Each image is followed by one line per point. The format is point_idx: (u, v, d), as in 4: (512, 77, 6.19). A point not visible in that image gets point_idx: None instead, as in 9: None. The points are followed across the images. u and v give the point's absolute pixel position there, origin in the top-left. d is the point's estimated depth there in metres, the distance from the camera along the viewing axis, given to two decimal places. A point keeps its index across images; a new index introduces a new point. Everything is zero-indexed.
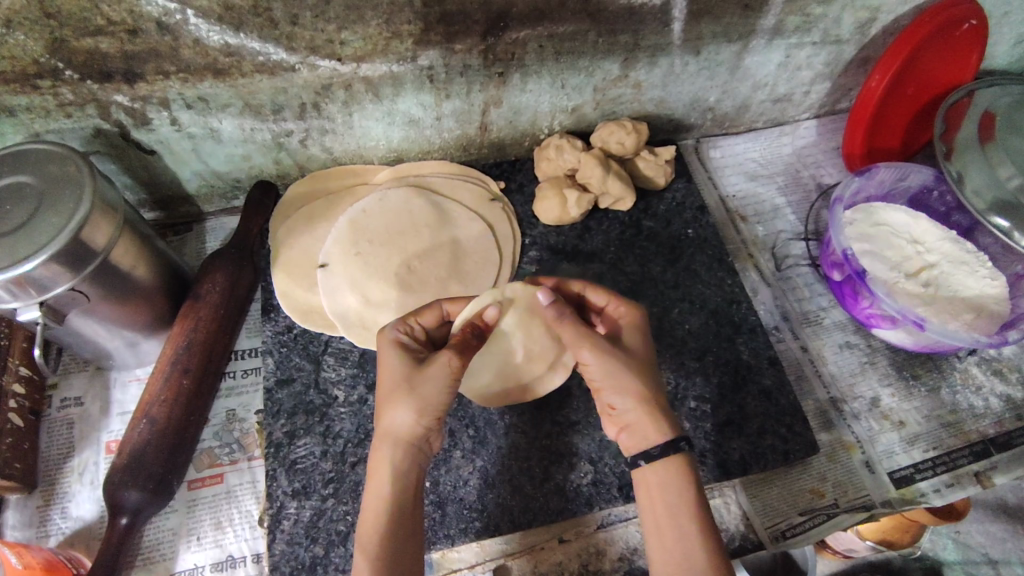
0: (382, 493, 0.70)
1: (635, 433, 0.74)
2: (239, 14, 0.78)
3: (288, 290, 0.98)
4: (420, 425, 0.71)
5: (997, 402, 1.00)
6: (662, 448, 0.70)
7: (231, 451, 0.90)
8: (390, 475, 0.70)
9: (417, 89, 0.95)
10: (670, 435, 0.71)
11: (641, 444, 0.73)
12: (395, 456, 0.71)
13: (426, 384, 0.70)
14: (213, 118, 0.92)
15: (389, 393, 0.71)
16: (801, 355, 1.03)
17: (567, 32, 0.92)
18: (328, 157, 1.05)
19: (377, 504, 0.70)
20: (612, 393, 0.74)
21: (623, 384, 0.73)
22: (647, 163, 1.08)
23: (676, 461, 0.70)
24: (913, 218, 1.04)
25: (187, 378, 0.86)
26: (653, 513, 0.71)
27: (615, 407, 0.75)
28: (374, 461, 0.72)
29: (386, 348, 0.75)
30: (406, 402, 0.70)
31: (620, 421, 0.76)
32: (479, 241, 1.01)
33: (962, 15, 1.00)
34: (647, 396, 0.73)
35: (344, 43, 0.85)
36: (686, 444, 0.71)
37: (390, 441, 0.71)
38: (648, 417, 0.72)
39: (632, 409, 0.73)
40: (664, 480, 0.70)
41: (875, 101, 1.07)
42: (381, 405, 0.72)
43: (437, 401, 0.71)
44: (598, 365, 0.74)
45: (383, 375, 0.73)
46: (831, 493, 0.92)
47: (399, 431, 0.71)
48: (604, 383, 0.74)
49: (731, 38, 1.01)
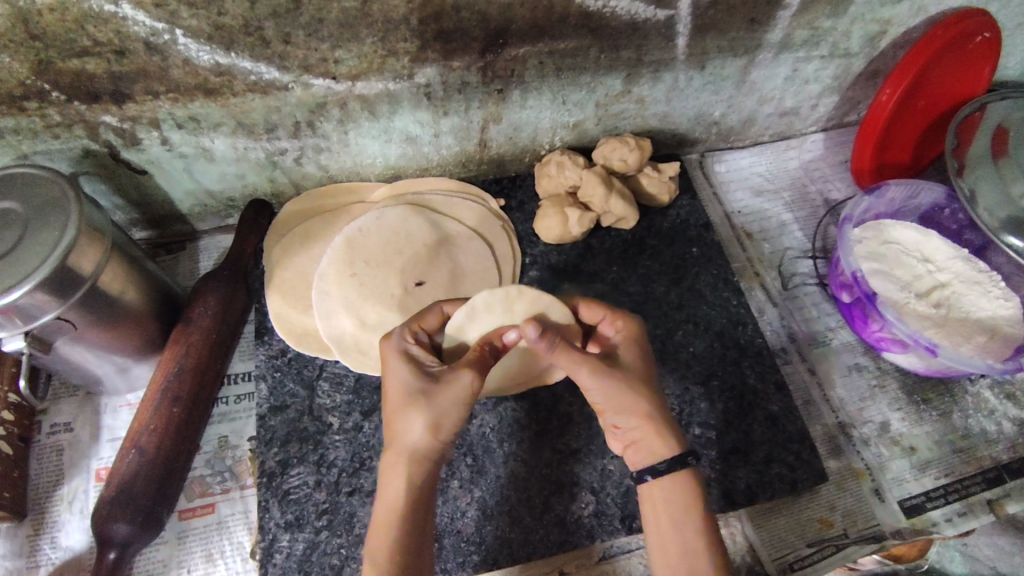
0: (394, 504, 0.68)
1: (642, 448, 0.72)
2: (229, 33, 0.76)
3: (281, 313, 0.95)
4: (434, 442, 0.70)
5: (1010, 427, 0.97)
6: (669, 464, 0.69)
7: (223, 480, 0.88)
8: (403, 490, 0.68)
9: (414, 106, 0.93)
10: (679, 450, 0.70)
11: (647, 460, 0.72)
12: (408, 470, 0.69)
13: (443, 401, 0.69)
14: (205, 138, 0.89)
15: (399, 407, 0.70)
16: (808, 378, 1.00)
17: (567, 48, 0.90)
18: (324, 175, 1.03)
19: (388, 519, 0.68)
20: (615, 413, 0.73)
21: (628, 404, 0.72)
22: (650, 180, 1.05)
23: (684, 478, 0.70)
24: (924, 236, 1.02)
25: (177, 407, 0.83)
26: (657, 527, 0.70)
27: (618, 425, 0.74)
28: (385, 472, 0.70)
29: (391, 357, 0.73)
30: (420, 417, 0.69)
31: (624, 438, 0.74)
32: (478, 261, 0.98)
33: (974, 29, 0.98)
34: (653, 413, 0.72)
35: (338, 61, 0.83)
36: (693, 459, 0.70)
37: (404, 456, 0.69)
38: (655, 434, 0.71)
39: (637, 426, 0.72)
40: (671, 495, 0.69)
41: (885, 116, 1.04)
42: (393, 418, 0.70)
43: (450, 418, 0.70)
44: (599, 385, 0.72)
45: (388, 385, 0.72)
46: (840, 523, 0.89)
47: (413, 445, 0.69)
48: (608, 404, 0.73)
49: (736, 52, 0.98)
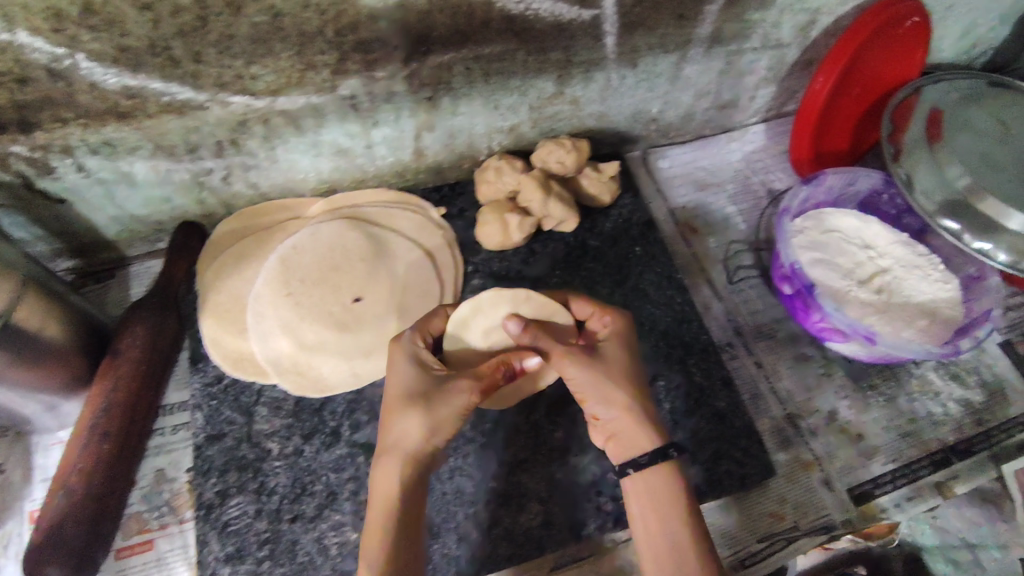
0: (388, 503, 0.68)
1: (622, 440, 0.74)
2: (136, 55, 0.73)
3: (216, 338, 0.92)
4: (429, 442, 0.71)
5: (955, 407, 0.99)
6: (650, 456, 0.71)
7: (161, 515, 0.85)
8: (397, 488, 0.69)
9: (341, 119, 0.91)
10: (658, 442, 0.71)
11: (628, 452, 0.73)
12: (401, 469, 0.70)
13: (441, 403, 0.72)
14: (123, 162, 0.86)
15: (396, 405, 0.72)
16: (755, 371, 1.00)
17: (493, 53, 0.89)
18: (255, 194, 1.00)
19: (381, 517, 0.68)
20: (596, 404, 0.74)
21: (609, 395, 0.73)
22: (589, 181, 1.05)
23: (666, 468, 0.71)
24: (863, 222, 1.03)
25: (107, 443, 0.81)
26: (643, 520, 0.70)
27: (598, 417, 0.75)
28: (377, 470, 0.71)
29: (398, 356, 0.77)
30: (417, 415, 0.71)
31: (605, 430, 0.76)
32: (419, 274, 0.97)
33: (903, 13, 0.99)
34: (632, 403, 0.73)
35: (255, 78, 0.81)
36: (675, 451, 0.71)
37: (397, 455, 0.70)
38: (636, 425, 0.72)
39: (617, 417, 0.73)
40: (655, 485, 0.70)
41: (819, 105, 1.04)
42: (389, 417, 0.72)
43: (445, 424, 0.72)
44: (580, 377, 0.74)
45: (389, 384, 0.74)
46: (792, 516, 0.89)
47: (408, 444, 0.70)
48: (589, 394, 0.74)
49: (667, 48, 0.98)
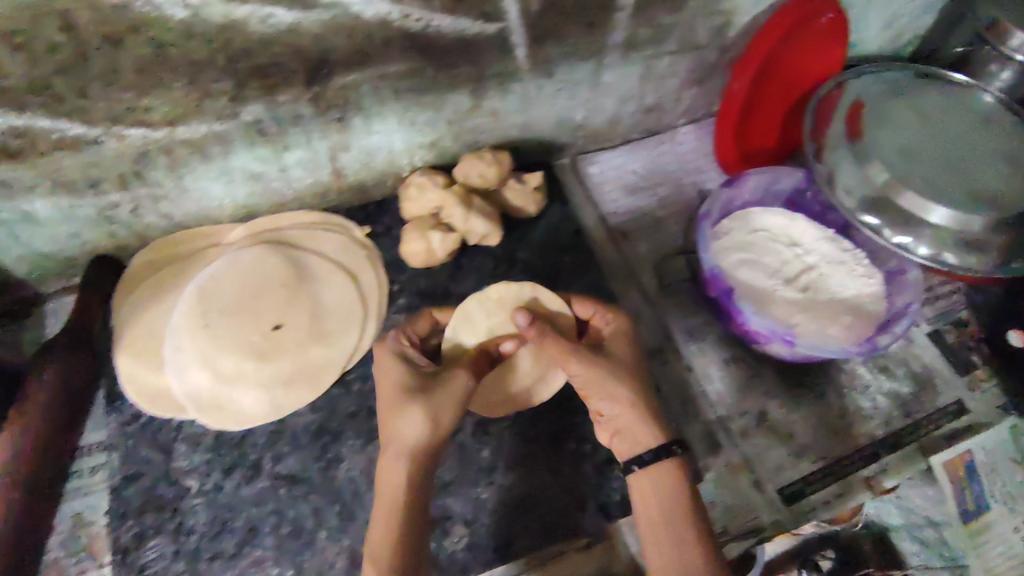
0: (397, 496, 0.74)
1: (625, 436, 0.78)
2: (16, 95, 0.71)
3: (133, 375, 0.90)
4: (432, 436, 0.76)
5: (884, 401, 1.00)
6: (654, 452, 0.75)
7: (80, 561, 0.84)
8: (403, 483, 0.74)
9: (248, 145, 0.89)
10: (660, 437, 0.76)
11: (631, 447, 0.78)
12: (405, 464, 0.75)
13: (441, 396, 0.78)
14: (22, 202, 0.84)
15: (395, 403, 0.77)
16: (686, 376, 1.00)
17: (400, 71, 0.87)
18: (169, 224, 0.98)
19: (391, 508, 0.73)
20: (599, 399, 0.79)
21: (612, 392, 0.78)
22: (513, 193, 1.04)
23: (670, 466, 0.75)
24: (790, 220, 1.04)
25: (17, 491, 0.78)
26: (647, 516, 0.74)
27: (603, 413, 0.80)
28: (385, 467, 0.76)
29: (386, 355, 0.82)
30: (417, 410, 0.76)
31: (609, 427, 0.81)
32: (342, 296, 0.96)
33: (813, 13, 0.98)
34: (632, 400, 0.78)
35: (148, 109, 0.78)
36: (678, 449, 0.75)
37: (400, 450, 0.75)
38: (637, 421, 0.77)
39: (620, 413, 0.78)
40: (660, 483, 0.74)
41: (738, 107, 1.04)
42: (390, 414, 0.77)
43: (446, 413, 0.77)
44: (584, 374, 0.79)
45: (385, 382, 0.80)
46: (720, 521, 0.89)
47: (410, 440, 0.75)
48: (594, 391, 0.79)
49: (581, 56, 0.97)
